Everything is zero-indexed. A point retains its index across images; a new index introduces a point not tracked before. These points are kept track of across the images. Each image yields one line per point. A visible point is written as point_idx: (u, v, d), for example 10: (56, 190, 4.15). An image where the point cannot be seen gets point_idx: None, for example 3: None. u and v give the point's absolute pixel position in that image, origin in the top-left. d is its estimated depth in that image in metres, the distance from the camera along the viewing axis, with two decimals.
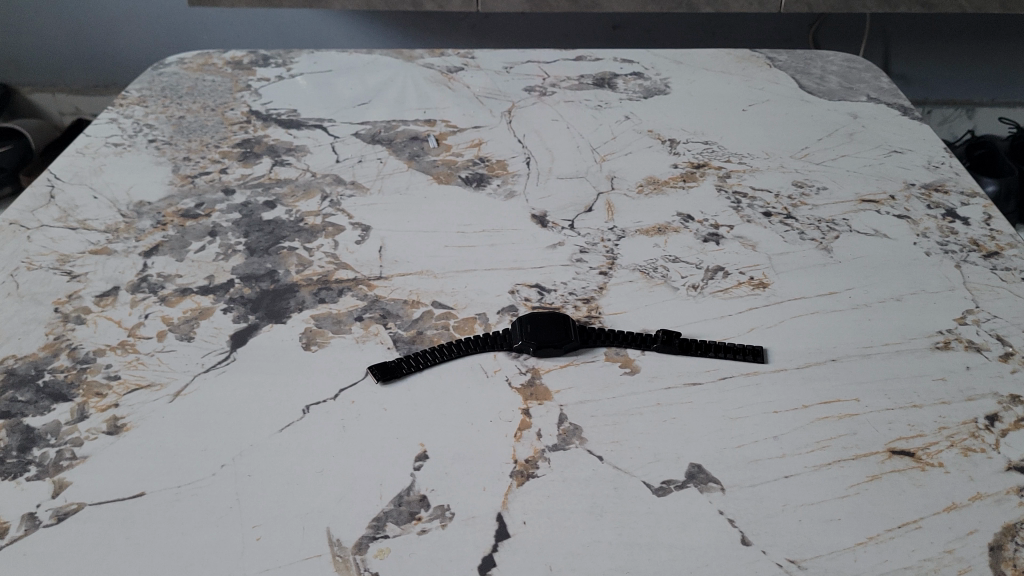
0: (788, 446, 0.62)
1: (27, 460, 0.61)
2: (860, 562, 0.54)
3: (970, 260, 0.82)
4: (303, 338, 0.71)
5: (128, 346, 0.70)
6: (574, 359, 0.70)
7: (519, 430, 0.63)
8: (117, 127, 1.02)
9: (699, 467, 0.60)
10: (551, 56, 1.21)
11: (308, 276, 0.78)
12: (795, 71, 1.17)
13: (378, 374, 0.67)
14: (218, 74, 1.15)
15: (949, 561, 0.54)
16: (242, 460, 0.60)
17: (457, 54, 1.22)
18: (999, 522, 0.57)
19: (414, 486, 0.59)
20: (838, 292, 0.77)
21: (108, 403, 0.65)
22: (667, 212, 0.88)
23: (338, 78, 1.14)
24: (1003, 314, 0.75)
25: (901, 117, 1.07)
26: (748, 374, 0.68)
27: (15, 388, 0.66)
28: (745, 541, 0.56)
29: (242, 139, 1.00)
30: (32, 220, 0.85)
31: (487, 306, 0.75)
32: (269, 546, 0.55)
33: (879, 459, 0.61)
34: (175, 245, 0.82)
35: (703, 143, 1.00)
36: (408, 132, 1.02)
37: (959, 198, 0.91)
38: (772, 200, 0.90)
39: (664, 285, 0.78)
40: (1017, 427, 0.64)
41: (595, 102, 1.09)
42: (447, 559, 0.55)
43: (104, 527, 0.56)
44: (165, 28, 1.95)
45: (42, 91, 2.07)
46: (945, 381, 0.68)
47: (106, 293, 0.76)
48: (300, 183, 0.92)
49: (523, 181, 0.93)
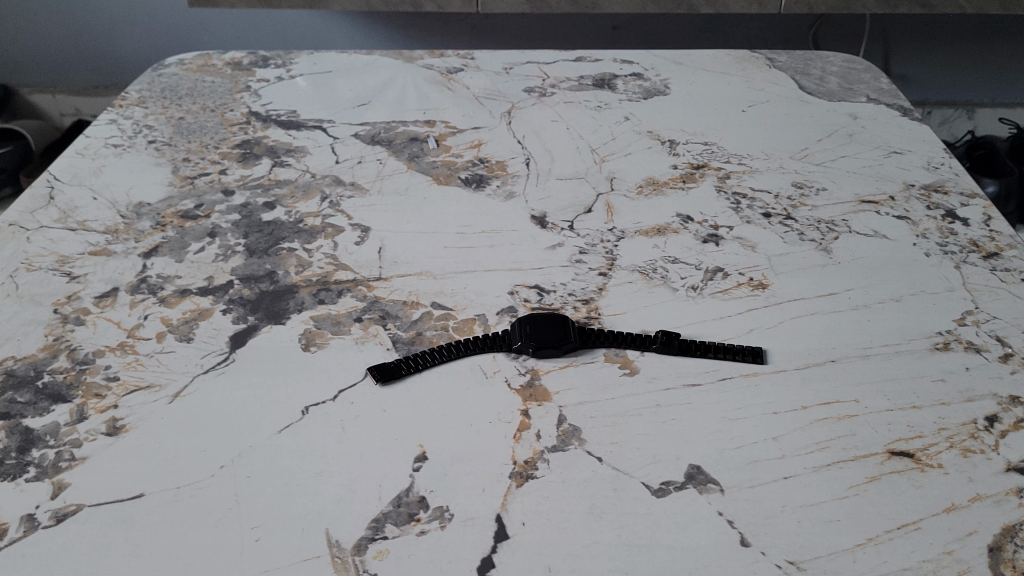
0: (787, 447, 0.62)
1: (27, 461, 0.61)
2: (859, 563, 0.54)
3: (970, 260, 0.82)
4: (302, 339, 0.71)
5: (127, 348, 0.70)
6: (573, 360, 0.70)
7: (519, 431, 0.63)
8: (116, 128, 1.02)
9: (698, 468, 0.60)
10: (551, 57, 1.21)
11: (308, 277, 0.78)
12: (794, 72, 1.17)
13: (378, 375, 0.67)
14: (218, 75, 1.15)
15: (949, 562, 0.54)
16: (242, 461, 0.60)
17: (457, 54, 1.22)
18: (999, 523, 0.57)
19: (414, 487, 0.59)
20: (838, 293, 0.77)
21: (107, 405, 0.65)
22: (667, 213, 0.88)
23: (338, 79, 1.14)
24: (1002, 315, 0.75)
25: (900, 117, 1.07)
26: (748, 375, 0.68)
27: (15, 389, 0.66)
28: (744, 542, 0.56)
29: (241, 140, 1.00)
30: (32, 221, 0.85)
31: (486, 307, 0.75)
32: (269, 547, 0.55)
33: (878, 460, 0.61)
34: (175, 246, 0.82)
35: (703, 144, 1.00)
36: (408, 133, 1.02)
37: (959, 199, 0.91)
38: (771, 201, 0.90)
39: (663, 286, 0.78)
40: (1016, 428, 0.64)
41: (595, 103, 1.09)
42: (447, 560, 0.55)
43: (103, 529, 0.56)
44: (166, 29, 1.95)
45: (42, 92, 2.08)
46: (945, 382, 0.68)
47: (106, 294, 0.76)
48: (300, 184, 0.92)
49: (523, 182, 0.93)
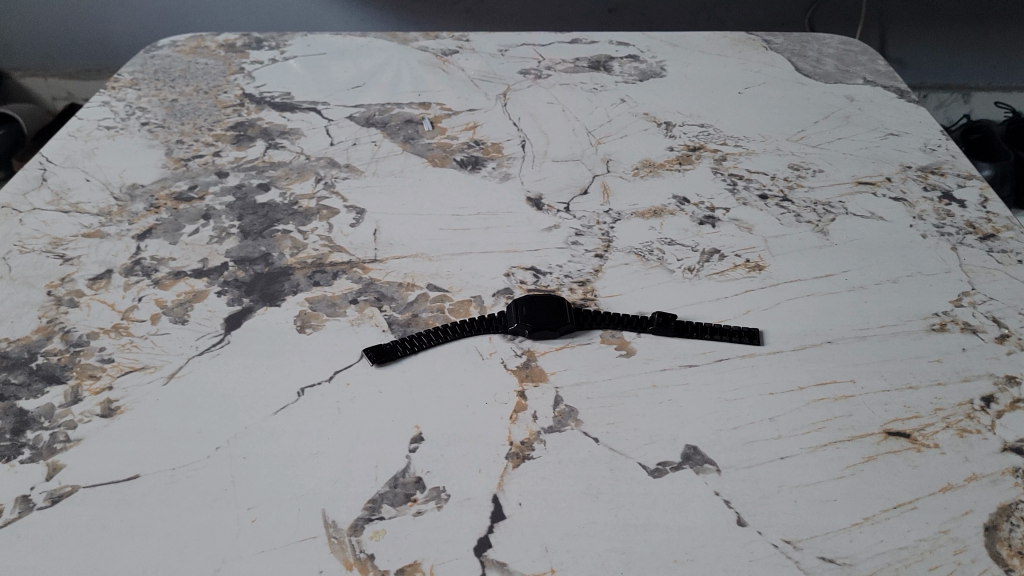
0: (784, 428, 0.62)
1: (21, 443, 0.60)
2: (855, 542, 0.55)
3: (967, 242, 0.82)
4: (298, 321, 0.71)
5: (121, 329, 0.70)
6: (569, 342, 0.70)
7: (515, 412, 0.63)
8: (109, 111, 1.01)
9: (695, 449, 0.60)
10: (546, 39, 1.20)
11: (303, 259, 0.78)
12: (791, 53, 1.16)
13: (373, 357, 0.67)
14: (211, 56, 1.14)
15: (945, 542, 0.55)
16: (237, 442, 0.60)
17: (452, 36, 1.21)
18: (995, 503, 0.57)
19: (409, 469, 0.59)
20: (834, 274, 0.77)
21: (102, 386, 0.64)
22: (663, 195, 0.88)
23: (333, 62, 1.13)
24: (999, 296, 0.75)
25: (898, 100, 1.06)
26: (744, 357, 0.68)
27: (8, 371, 0.66)
28: (740, 522, 0.56)
29: (235, 122, 0.99)
30: (25, 203, 0.84)
31: (482, 289, 0.75)
32: (264, 528, 0.55)
33: (875, 440, 0.61)
34: (169, 228, 0.81)
35: (699, 126, 1.00)
36: (403, 115, 1.01)
37: (956, 180, 0.91)
38: (768, 182, 0.90)
39: (660, 268, 0.78)
40: (1012, 408, 0.64)
41: (591, 84, 1.09)
42: (443, 540, 0.55)
43: (99, 510, 0.56)
44: (157, 13, 1.90)
45: (34, 75, 2.05)
46: (941, 363, 0.68)
47: (100, 276, 0.75)
48: (294, 166, 0.91)
49: (519, 164, 0.92)
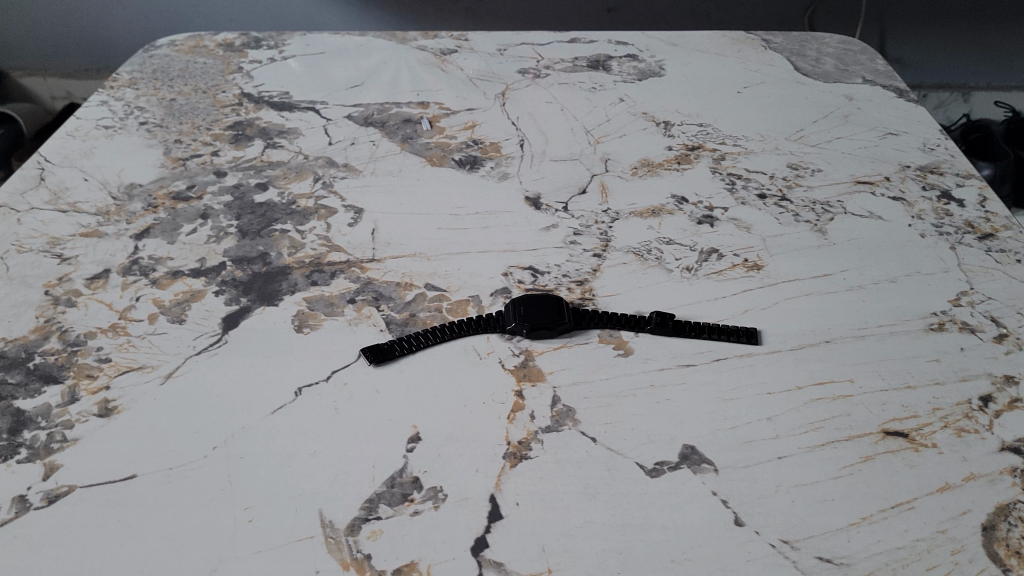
0: (782, 427, 0.62)
1: (17, 443, 0.60)
2: (853, 542, 0.54)
3: (965, 242, 0.81)
4: (295, 320, 0.71)
5: (119, 329, 0.70)
6: (567, 342, 0.70)
7: (512, 412, 0.63)
8: (107, 110, 1.01)
9: (692, 449, 0.60)
10: (545, 38, 1.20)
11: (301, 258, 0.78)
12: (790, 53, 1.16)
13: (371, 356, 0.67)
14: (209, 56, 1.14)
15: (942, 541, 0.55)
16: (234, 442, 0.60)
17: (450, 36, 1.20)
18: (993, 502, 0.57)
19: (407, 468, 0.59)
20: (832, 274, 0.77)
21: (99, 386, 0.64)
22: (662, 194, 0.88)
23: (331, 61, 1.13)
24: (998, 296, 0.75)
25: (897, 100, 1.06)
26: (742, 356, 0.68)
27: (5, 371, 0.66)
28: (738, 522, 0.56)
29: (233, 122, 0.99)
30: (22, 203, 0.84)
31: (480, 288, 0.75)
32: (261, 528, 0.55)
33: (873, 440, 0.61)
34: (167, 227, 0.81)
35: (698, 126, 0.99)
36: (401, 114, 1.01)
37: (955, 179, 0.91)
38: (767, 182, 0.90)
39: (658, 268, 0.78)
40: (1010, 408, 0.64)
41: (590, 84, 1.08)
42: (440, 540, 0.55)
43: (96, 510, 0.56)
44: (156, 12, 1.90)
45: (34, 75, 2.05)
46: (939, 362, 0.68)
47: (97, 276, 0.75)
48: (292, 166, 0.91)
49: (517, 163, 0.92)
